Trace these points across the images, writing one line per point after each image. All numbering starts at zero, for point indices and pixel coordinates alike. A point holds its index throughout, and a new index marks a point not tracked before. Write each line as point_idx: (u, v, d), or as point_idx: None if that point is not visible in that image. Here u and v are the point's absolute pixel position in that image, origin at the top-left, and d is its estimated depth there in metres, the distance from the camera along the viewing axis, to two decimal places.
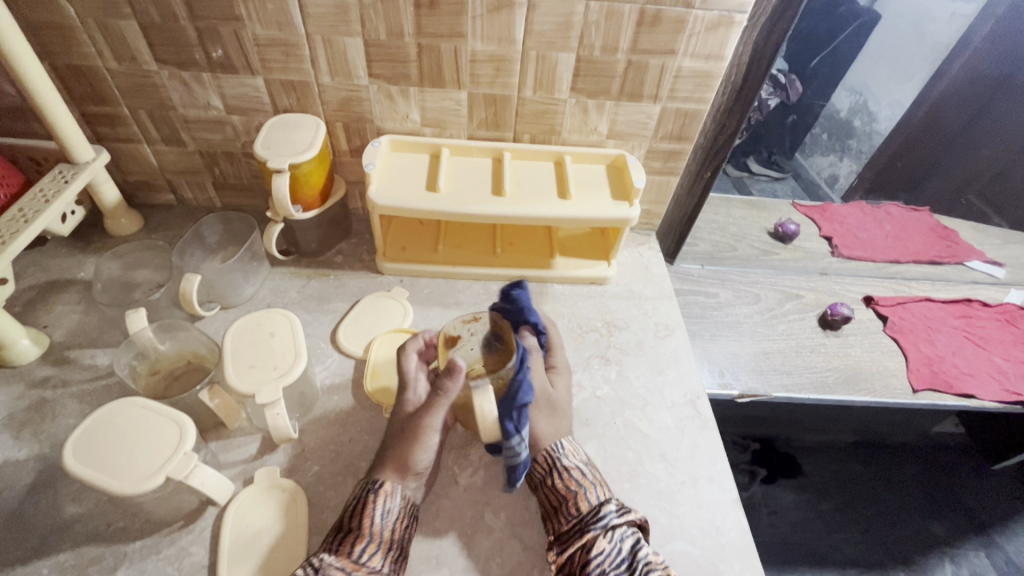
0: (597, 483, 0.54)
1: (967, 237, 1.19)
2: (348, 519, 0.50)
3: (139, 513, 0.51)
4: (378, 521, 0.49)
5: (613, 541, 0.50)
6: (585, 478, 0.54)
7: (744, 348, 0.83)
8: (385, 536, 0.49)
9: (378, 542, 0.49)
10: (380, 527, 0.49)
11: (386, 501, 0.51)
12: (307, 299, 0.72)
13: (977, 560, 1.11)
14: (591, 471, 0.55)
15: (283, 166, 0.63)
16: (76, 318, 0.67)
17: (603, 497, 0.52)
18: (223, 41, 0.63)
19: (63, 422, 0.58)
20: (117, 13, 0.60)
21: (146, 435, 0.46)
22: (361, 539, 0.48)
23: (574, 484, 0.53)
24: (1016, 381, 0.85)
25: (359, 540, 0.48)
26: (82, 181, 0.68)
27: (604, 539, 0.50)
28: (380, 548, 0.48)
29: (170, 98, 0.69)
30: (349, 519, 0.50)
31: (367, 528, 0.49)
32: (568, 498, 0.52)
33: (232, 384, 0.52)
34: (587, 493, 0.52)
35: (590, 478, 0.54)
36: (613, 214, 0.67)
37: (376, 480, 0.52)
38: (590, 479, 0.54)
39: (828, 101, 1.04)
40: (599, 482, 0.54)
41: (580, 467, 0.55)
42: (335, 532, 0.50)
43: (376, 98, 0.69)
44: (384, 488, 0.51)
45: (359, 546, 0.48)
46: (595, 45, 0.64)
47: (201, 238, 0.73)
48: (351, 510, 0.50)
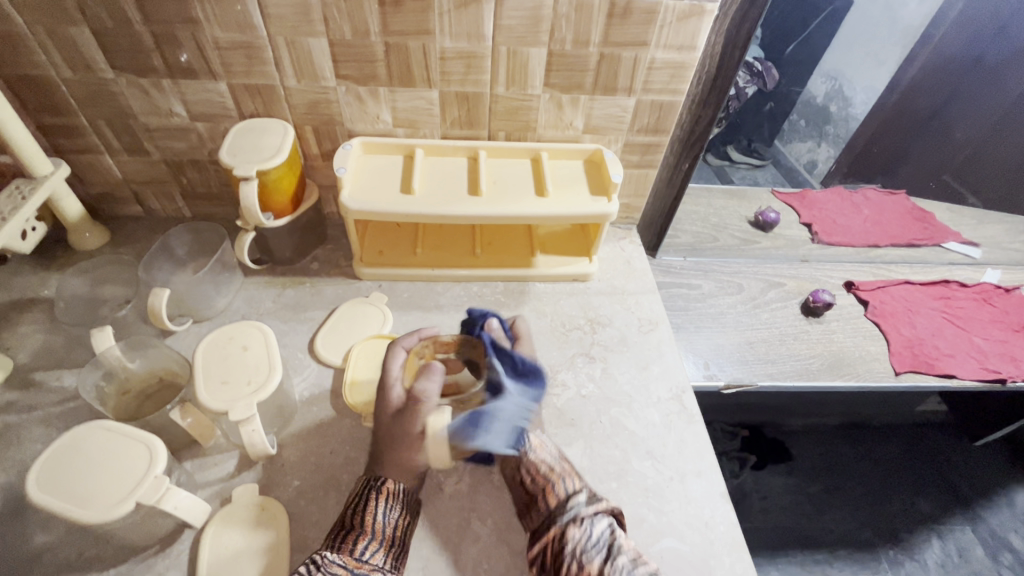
0: (567, 474, 0.53)
1: (944, 218, 1.21)
2: (349, 516, 0.50)
3: (112, 539, 0.49)
4: (380, 519, 0.49)
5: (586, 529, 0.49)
6: (559, 466, 0.53)
7: (728, 338, 0.83)
8: (387, 534, 0.49)
9: (379, 539, 0.48)
10: (383, 525, 0.49)
11: (389, 500, 0.50)
12: (283, 309, 0.70)
13: (963, 535, 1.13)
14: (561, 462, 0.54)
15: (250, 174, 0.61)
16: (40, 338, 0.65)
17: (573, 488, 0.52)
18: (182, 45, 0.61)
19: (30, 448, 0.55)
20: (67, 19, 0.58)
21: (114, 459, 0.45)
22: (363, 537, 0.48)
23: (549, 469, 0.53)
24: (994, 360, 0.86)
25: (361, 537, 0.48)
26: (41, 196, 0.65)
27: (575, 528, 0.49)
28: (381, 545, 0.48)
29: (129, 106, 0.67)
30: (351, 516, 0.49)
31: (370, 526, 0.48)
32: (538, 490, 0.52)
33: (204, 403, 0.51)
34: (562, 479, 0.52)
35: (559, 469, 0.53)
36: (591, 209, 0.67)
37: (378, 479, 0.51)
38: (562, 469, 0.53)
39: (805, 87, 1.03)
40: (570, 472, 0.53)
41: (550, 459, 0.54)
42: (336, 529, 0.49)
43: (345, 99, 0.68)
44: (387, 486, 0.51)
45: (360, 544, 0.47)
46: (566, 38, 0.62)
47: (170, 251, 0.71)
48: (353, 507, 0.50)
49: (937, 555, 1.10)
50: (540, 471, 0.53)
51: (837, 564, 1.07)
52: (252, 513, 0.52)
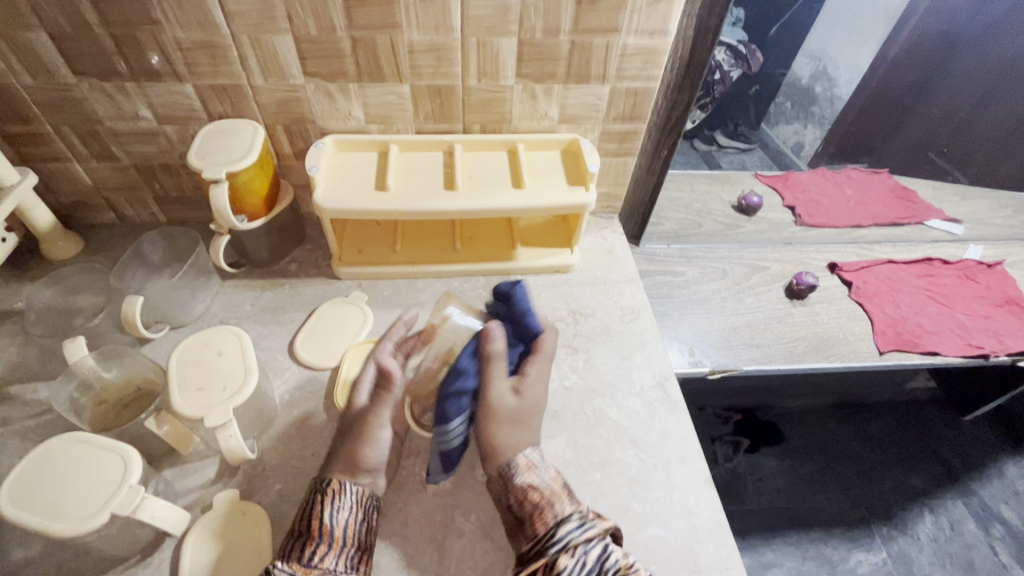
0: (557, 497, 0.51)
1: (927, 195, 1.21)
2: (299, 523, 0.49)
3: (92, 551, 0.49)
4: (329, 521, 0.49)
5: (577, 557, 0.47)
6: (553, 489, 0.51)
7: (713, 324, 0.83)
8: (338, 534, 0.48)
9: (330, 542, 0.48)
10: (333, 527, 0.49)
11: (335, 500, 0.50)
12: (262, 311, 0.70)
13: (954, 508, 1.15)
14: (554, 483, 0.52)
15: (219, 176, 0.60)
16: (15, 351, 0.64)
17: (564, 513, 0.49)
18: (144, 47, 0.59)
19: (6, 463, 0.55)
20: (24, 25, 0.56)
21: (88, 470, 0.45)
22: (312, 541, 0.47)
23: (547, 491, 0.51)
24: (978, 335, 0.87)
25: (310, 542, 0.47)
26: (8, 207, 0.64)
27: (567, 557, 0.47)
28: (333, 548, 0.47)
29: (94, 111, 0.65)
30: (300, 524, 0.49)
31: (319, 529, 0.48)
32: (532, 516, 0.50)
33: (179, 410, 0.50)
34: (559, 501, 0.50)
35: (551, 491, 0.51)
36: (570, 200, 0.66)
37: (326, 480, 0.52)
38: (553, 492, 0.51)
39: (789, 69, 1.09)
40: (561, 495, 0.51)
41: (543, 481, 0.52)
42: (289, 538, 0.49)
43: (315, 97, 0.67)
44: (332, 487, 0.51)
45: (311, 549, 0.47)
46: (536, 27, 0.61)
47: (143, 257, 0.70)
48: (302, 514, 0.50)
49: (930, 530, 1.11)
50: (531, 494, 0.51)
51: (831, 543, 1.08)
52: (232, 518, 0.52)
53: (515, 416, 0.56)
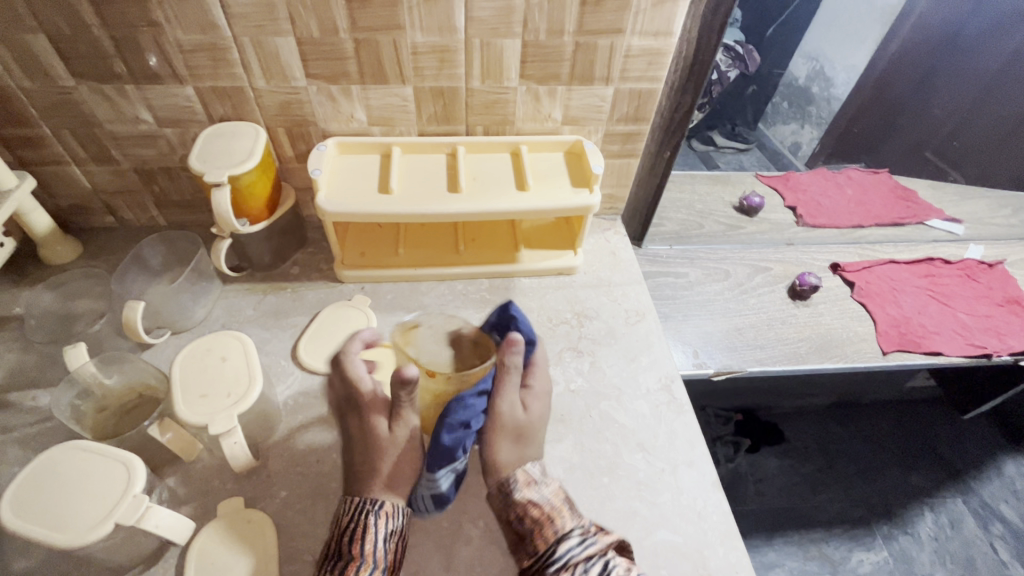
0: (557, 513, 0.51)
1: (927, 195, 1.21)
2: (343, 545, 0.48)
3: (95, 561, 0.48)
4: (374, 544, 0.48)
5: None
6: (555, 505, 0.52)
7: (716, 325, 0.83)
8: (386, 559, 0.48)
9: (375, 565, 0.47)
10: (381, 551, 0.48)
11: (386, 523, 0.50)
12: (264, 316, 0.69)
13: (955, 507, 1.15)
14: (553, 499, 0.52)
15: (222, 179, 0.60)
16: (14, 358, 0.63)
17: (564, 530, 0.50)
18: (145, 49, 0.59)
19: (6, 471, 0.54)
20: (22, 26, 0.55)
21: (91, 479, 0.44)
22: (363, 567, 0.46)
23: (549, 506, 0.52)
24: (980, 335, 0.87)
25: (360, 566, 0.46)
26: (7, 212, 0.63)
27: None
28: (378, 571, 0.47)
29: (93, 115, 0.65)
30: (345, 545, 0.48)
31: (365, 552, 0.47)
32: (529, 534, 0.50)
33: (183, 417, 0.50)
34: (560, 516, 0.51)
35: (551, 508, 0.52)
36: (574, 201, 0.66)
37: (375, 501, 0.51)
38: (554, 507, 0.52)
39: (785, 70, 1.07)
40: (561, 511, 0.52)
41: (544, 496, 0.53)
42: (326, 559, 0.48)
43: (317, 99, 0.66)
44: (384, 509, 0.50)
45: (358, 572, 0.46)
46: (540, 28, 0.61)
47: (144, 261, 0.70)
48: (347, 535, 0.49)
49: (931, 529, 1.11)
50: (532, 511, 0.51)
51: (833, 543, 1.08)
52: (238, 526, 0.51)
53: (520, 431, 0.56)
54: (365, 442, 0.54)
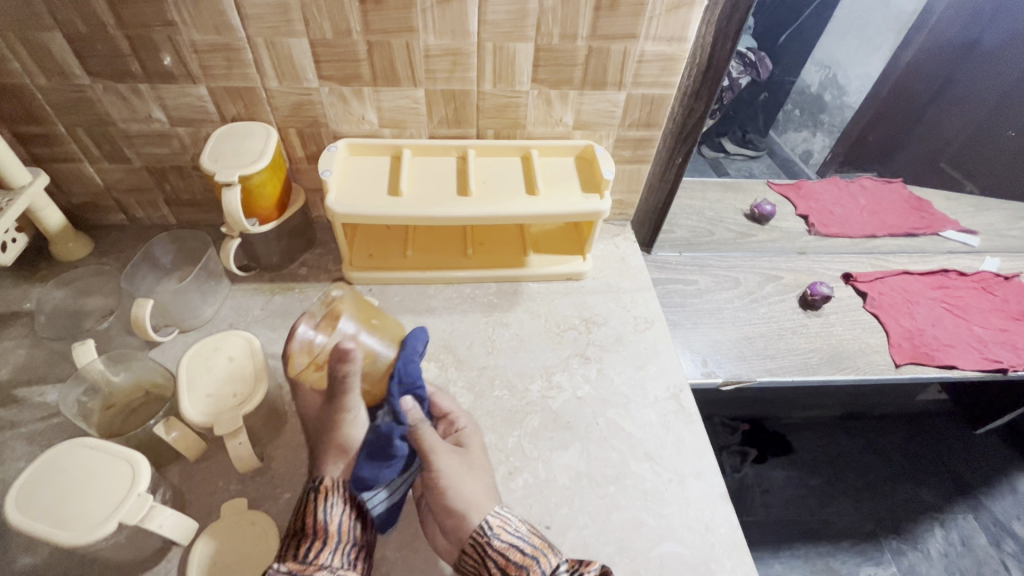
0: (542, 551, 0.48)
1: (942, 206, 1.19)
2: (296, 522, 0.49)
3: (101, 558, 0.48)
4: (324, 518, 0.48)
5: None
6: (534, 545, 0.49)
7: (726, 334, 0.82)
8: (333, 531, 0.48)
9: (331, 540, 0.48)
10: (336, 525, 0.49)
11: (330, 499, 0.50)
12: (272, 316, 0.69)
13: (967, 523, 1.13)
14: (532, 539, 0.49)
15: (232, 179, 0.60)
16: (23, 353, 0.64)
17: (552, 567, 0.47)
18: (159, 48, 0.59)
19: (13, 466, 0.54)
20: (39, 25, 0.56)
21: (95, 477, 0.44)
22: (315, 541, 0.47)
23: (524, 554, 0.48)
24: (996, 349, 0.85)
25: (312, 541, 0.47)
26: (19, 208, 0.63)
27: None
28: (333, 547, 0.47)
29: (108, 113, 0.65)
30: (306, 520, 0.48)
31: (319, 527, 0.48)
32: None
33: (189, 416, 0.50)
34: (542, 558, 0.48)
35: (532, 550, 0.48)
36: (584, 207, 0.65)
37: (315, 480, 0.51)
38: (534, 550, 0.48)
39: (799, 77, 1.04)
40: (546, 548, 0.49)
41: (520, 539, 0.49)
42: (289, 534, 0.49)
43: (329, 100, 0.66)
44: (326, 485, 0.50)
45: (310, 548, 0.47)
46: (554, 32, 0.61)
47: (154, 259, 0.70)
48: (303, 513, 0.49)
49: (941, 545, 1.09)
50: (511, 561, 0.48)
51: (840, 557, 1.06)
52: (241, 528, 0.51)
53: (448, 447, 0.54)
54: (317, 422, 0.53)
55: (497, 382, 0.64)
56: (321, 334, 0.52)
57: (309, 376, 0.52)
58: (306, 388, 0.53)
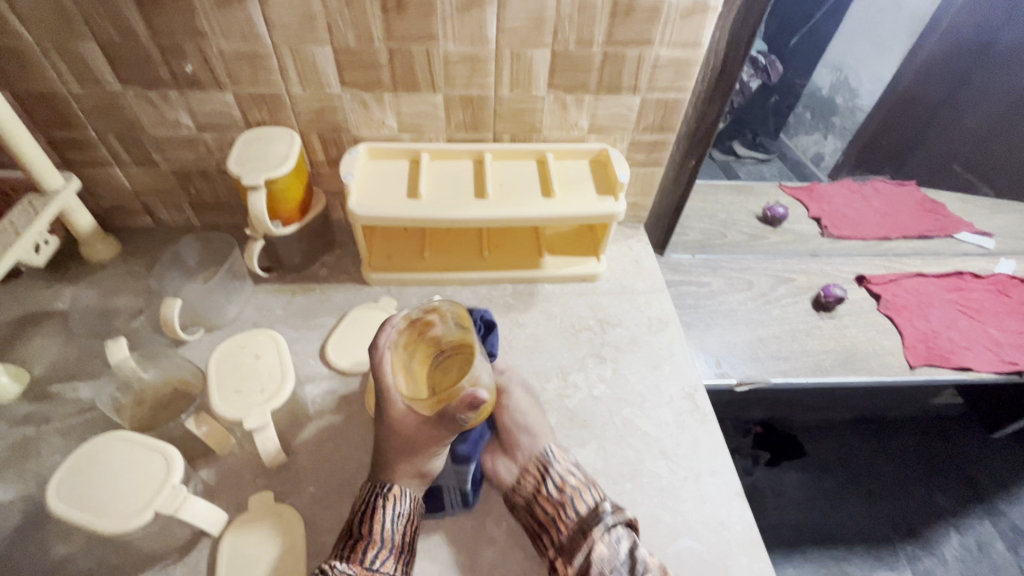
0: (585, 486, 0.52)
1: (956, 209, 1.19)
2: (356, 525, 0.49)
3: (133, 548, 0.50)
4: (388, 526, 0.49)
5: (611, 543, 0.48)
6: (579, 480, 0.53)
7: (739, 336, 0.83)
8: (396, 541, 0.49)
9: (388, 547, 0.48)
10: (391, 532, 0.49)
11: (396, 504, 0.50)
12: (293, 316, 0.71)
13: (983, 528, 1.12)
14: (580, 474, 0.54)
15: (258, 182, 0.62)
16: (56, 351, 0.66)
17: (596, 499, 0.51)
18: (189, 56, 0.61)
19: (48, 459, 0.56)
20: (76, 35, 0.58)
21: (131, 468, 0.45)
22: (372, 546, 0.48)
23: (568, 488, 0.52)
24: (1012, 352, 0.85)
25: (369, 546, 0.47)
26: (54, 211, 0.66)
27: (603, 542, 0.48)
28: (391, 553, 0.48)
29: (138, 119, 0.67)
30: (358, 524, 0.49)
31: (378, 534, 0.48)
32: (560, 506, 0.52)
33: (218, 412, 0.51)
34: (583, 493, 0.52)
35: (579, 482, 0.53)
36: (599, 210, 0.66)
37: (383, 484, 0.51)
38: (582, 481, 0.53)
39: (809, 80, 1.05)
40: (587, 484, 0.53)
41: (572, 475, 0.54)
42: (344, 538, 0.49)
43: (350, 106, 0.68)
44: (394, 491, 0.51)
45: (370, 553, 0.47)
46: (570, 39, 0.62)
47: (180, 261, 0.73)
48: (360, 515, 0.50)
49: (957, 550, 1.09)
50: (559, 484, 0.53)
51: (855, 560, 1.06)
52: (268, 520, 0.52)
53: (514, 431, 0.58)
54: (406, 438, 0.51)
55: (514, 381, 0.65)
56: (402, 338, 0.54)
57: (416, 398, 0.50)
58: (400, 401, 0.51)
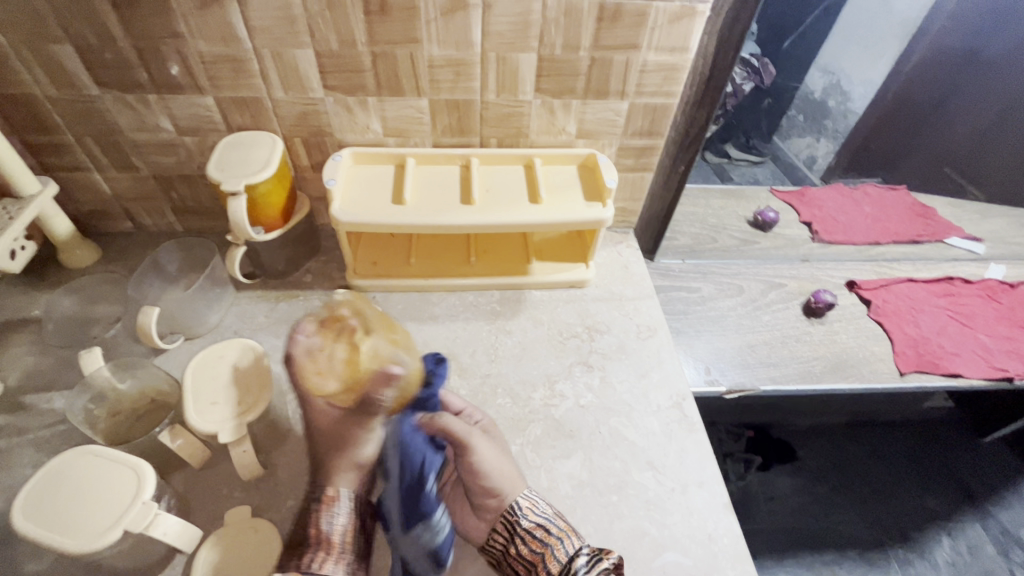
0: (563, 535, 0.51)
1: (947, 213, 1.19)
2: (302, 533, 0.51)
3: (104, 565, 0.49)
4: (329, 528, 0.50)
5: None
6: (554, 530, 0.51)
7: (729, 342, 0.82)
8: (336, 542, 0.50)
9: (330, 548, 0.49)
10: (336, 536, 0.50)
11: (332, 508, 0.51)
12: (276, 323, 0.69)
13: (974, 533, 1.12)
14: (557, 522, 0.52)
15: (238, 189, 0.60)
16: (31, 360, 0.64)
17: (573, 550, 0.50)
18: (167, 59, 0.60)
19: (20, 473, 0.55)
20: (50, 38, 0.57)
21: (101, 484, 0.44)
22: (311, 551, 0.48)
23: (541, 539, 0.51)
24: (1002, 358, 0.85)
25: (310, 551, 0.48)
26: (28, 216, 0.64)
27: None
28: (334, 555, 0.49)
29: (116, 123, 0.66)
30: (307, 529, 0.50)
31: (319, 537, 0.49)
32: (536, 561, 0.50)
33: (194, 424, 0.50)
34: (557, 546, 0.50)
35: (556, 531, 0.51)
36: (586, 216, 0.65)
37: (320, 489, 0.53)
38: (558, 530, 0.51)
39: (802, 83, 1.07)
40: (567, 533, 0.51)
41: (544, 523, 0.52)
42: (291, 547, 0.50)
43: (334, 110, 0.67)
44: (328, 495, 0.52)
45: (312, 556, 0.48)
46: (557, 43, 0.61)
47: (160, 267, 0.71)
48: (304, 522, 0.51)
49: (948, 555, 1.08)
50: (535, 537, 0.51)
51: (846, 566, 1.06)
52: (244, 536, 0.51)
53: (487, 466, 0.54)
54: (332, 435, 0.53)
55: (500, 390, 0.64)
56: (317, 341, 0.55)
57: (331, 392, 0.53)
58: (320, 401, 0.53)
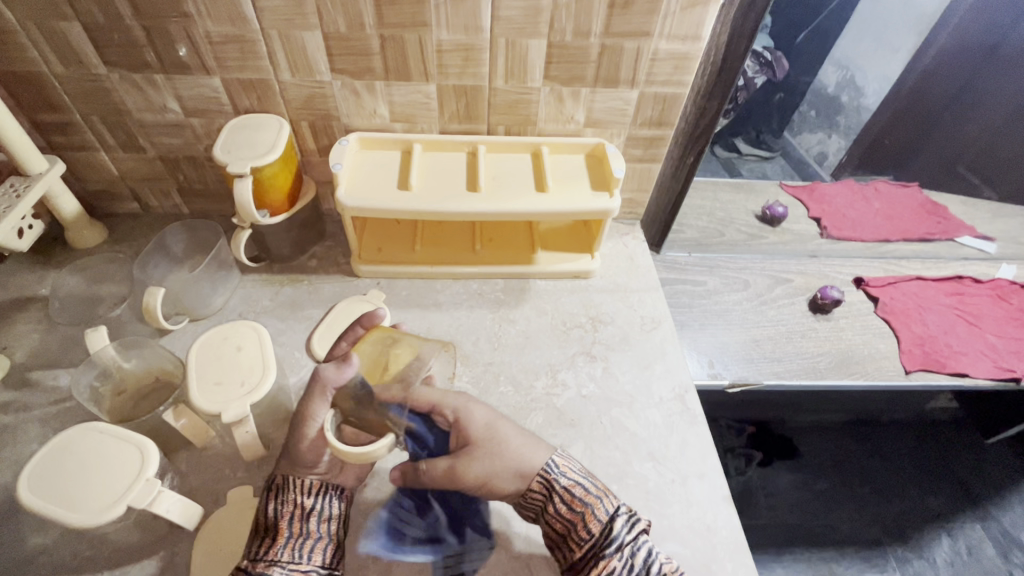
0: (603, 495, 0.48)
1: (958, 211, 1.17)
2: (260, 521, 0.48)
3: (108, 541, 0.49)
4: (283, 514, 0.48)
5: (625, 559, 0.46)
6: (593, 489, 0.49)
7: (733, 336, 0.81)
8: (299, 523, 0.48)
9: (293, 532, 0.47)
10: (295, 518, 0.48)
11: (280, 494, 0.48)
12: (280, 307, 0.70)
13: (974, 533, 1.12)
14: (593, 482, 0.49)
15: (244, 171, 0.60)
16: (37, 337, 0.65)
17: (612, 510, 0.48)
18: (175, 39, 0.59)
19: (26, 448, 0.56)
20: (58, 14, 0.57)
21: (105, 460, 0.45)
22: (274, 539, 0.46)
23: (586, 497, 0.48)
24: (1009, 358, 0.84)
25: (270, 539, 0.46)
26: (36, 195, 0.64)
27: (615, 558, 0.45)
28: (295, 535, 0.47)
29: (124, 103, 0.66)
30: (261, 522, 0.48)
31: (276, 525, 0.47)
32: (576, 522, 0.47)
33: (197, 404, 0.51)
34: (600, 505, 0.47)
35: (595, 491, 0.49)
36: (594, 206, 0.65)
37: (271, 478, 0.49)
38: (597, 490, 0.49)
39: (816, 76, 1.01)
40: (604, 492, 0.49)
41: (582, 483, 0.49)
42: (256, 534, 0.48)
43: (341, 94, 0.66)
44: (273, 485, 0.49)
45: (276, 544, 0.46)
46: (566, 29, 0.61)
47: (166, 249, 0.71)
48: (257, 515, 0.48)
49: (947, 554, 1.08)
50: (576, 497, 0.48)
51: (844, 563, 1.06)
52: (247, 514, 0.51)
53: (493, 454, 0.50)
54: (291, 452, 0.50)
55: (503, 378, 0.64)
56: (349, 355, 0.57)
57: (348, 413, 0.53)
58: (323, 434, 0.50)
